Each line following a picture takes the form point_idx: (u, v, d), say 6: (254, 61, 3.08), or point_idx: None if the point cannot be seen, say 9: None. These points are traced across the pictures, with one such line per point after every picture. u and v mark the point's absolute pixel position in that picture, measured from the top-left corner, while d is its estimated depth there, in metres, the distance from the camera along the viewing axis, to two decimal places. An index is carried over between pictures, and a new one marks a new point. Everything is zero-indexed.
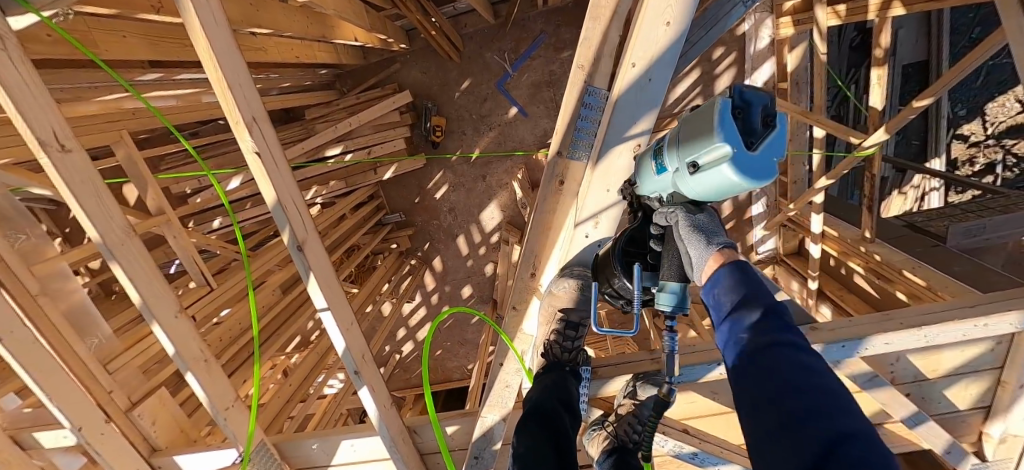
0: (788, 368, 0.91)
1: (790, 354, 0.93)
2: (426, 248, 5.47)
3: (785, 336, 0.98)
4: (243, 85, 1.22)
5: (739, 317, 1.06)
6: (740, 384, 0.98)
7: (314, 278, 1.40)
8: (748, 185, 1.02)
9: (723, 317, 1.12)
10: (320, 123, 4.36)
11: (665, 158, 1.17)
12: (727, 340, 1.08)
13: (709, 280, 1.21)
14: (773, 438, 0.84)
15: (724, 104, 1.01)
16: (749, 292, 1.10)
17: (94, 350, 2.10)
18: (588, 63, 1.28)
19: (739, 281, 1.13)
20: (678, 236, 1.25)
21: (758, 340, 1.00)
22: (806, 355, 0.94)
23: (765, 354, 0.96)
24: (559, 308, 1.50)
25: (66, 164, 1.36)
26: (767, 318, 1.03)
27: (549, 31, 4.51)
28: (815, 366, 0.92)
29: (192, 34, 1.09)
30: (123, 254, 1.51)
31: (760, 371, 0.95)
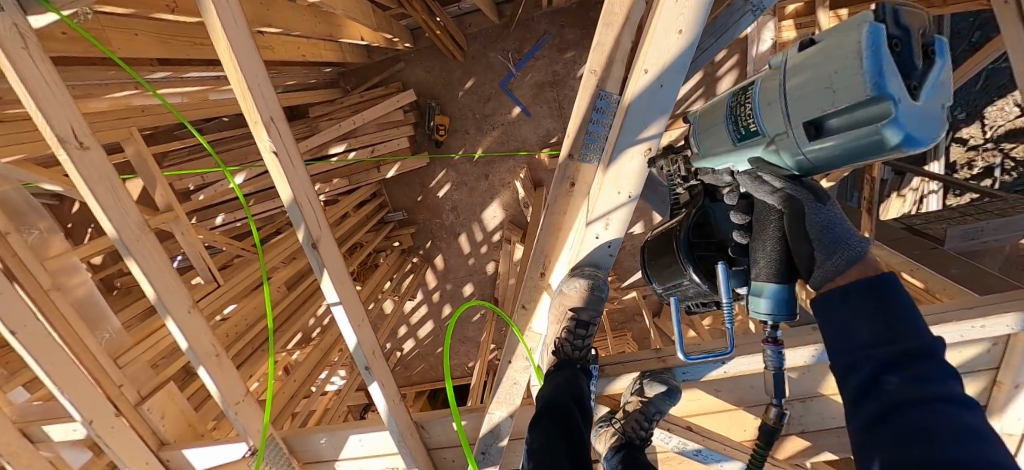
0: (953, 436, 0.78)
1: (949, 416, 0.80)
2: (428, 246, 5.50)
3: (946, 389, 0.83)
4: (261, 84, 1.24)
5: (880, 356, 0.89)
6: (877, 437, 0.85)
7: (326, 274, 1.42)
8: (896, 145, 0.86)
9: (851, 343, 0.94)
10: (325, 121, 4.40)
11: (771, 122, 1.03)
12: (857, 374, 0.91)
13: (830, 294, 1.01)
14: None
15: (878, 35, 0.79)
16: (887, 319, 0.92)
17: (104, 345, 2.12)
18: (600, 69, 1.32)
19: (874, 306, 0.93)
20: (801, 230, 1.07)
21: (910, 392, 0.84)
22: (966, 413, 0.80)
23: (921, 413, 0.82)
24: (570, 307, 1.48)
25: (84, 161, 1.39)
26: (919, 363, 0.86)
27: (552, 31, 4.53)
28: (977, 429, 0.79)
29: (214, 35, 1.12)
30: (138, 250, 1.53)
31: (912, 435, 0.81)
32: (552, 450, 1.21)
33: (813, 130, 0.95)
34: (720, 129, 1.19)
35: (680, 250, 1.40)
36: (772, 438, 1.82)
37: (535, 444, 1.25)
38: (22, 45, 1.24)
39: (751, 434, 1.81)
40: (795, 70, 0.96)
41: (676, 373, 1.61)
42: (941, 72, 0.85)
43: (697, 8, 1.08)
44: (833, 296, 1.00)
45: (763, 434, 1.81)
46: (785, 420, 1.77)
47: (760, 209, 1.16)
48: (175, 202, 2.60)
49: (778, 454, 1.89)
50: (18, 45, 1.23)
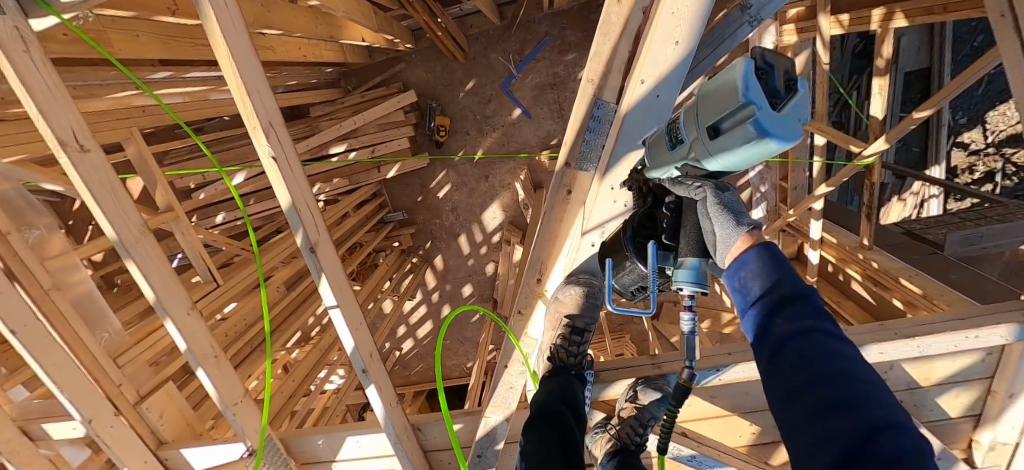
0: (827, 358, 0.95)
1: (825, 343, 0.98)
2: (428, 246, 5.51)
3: (817, 322, 1.01)
4: (259, 90, 1.25)
5: (770, 302, 1.08)
6: (772, 368, 1.02)
7: (325, 278, 1.43)
8: (771, 146, 0.95)
9: (750, 298, 1.13)
10: (326, 121, 4.42)
11: (686, 132, 1.11)
12: (755, 321, 1.10)
13: (736, 263, 1.20)
14: (810, 427, 0.89)
15: (747, 64, 0.93)
16: (779, 278, 1.11)
17: (104, 344, 2.13)
18: (597, 77, 1.32)
19: (771, 267, 1.13)
20: (705, 214, 1.15)
21: (793, 327, 1.02)
22: (834, 340, 0.98)
23: (801, 342, 0.99)
24: (565, 314, 1.54)
25: (85, 163, 1.40)
26: (798, 306, 1.05)
27: (554, 33, 4.54)
28: (843, 352, 0.97)
29: (213, 40, 1.13)
30: (137, 252, 1.54)
31: (797, 359, 0.98)
32: (547, 453, 1.22)
33: (711, 133, 1.03)
34: (655, 138, 1.25)
35: (625, 241, 1.38)
36: (766, 444, 1.82)
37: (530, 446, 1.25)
38: (23, 48, 1.24)
39: (746, 439, 1.82)
40: (702, 88, 1.07)
41: (671, 379, 1.63)
42: (804, 98, 0.97)
43: (694, 19, 1.09)
44: (737, 263, 1.19)
45: (757, 440, 1.81)
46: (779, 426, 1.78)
47: (686, 199, 1.23)
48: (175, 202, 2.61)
49: (772, 461, 1.89)
50: (19, 49, 1.23)
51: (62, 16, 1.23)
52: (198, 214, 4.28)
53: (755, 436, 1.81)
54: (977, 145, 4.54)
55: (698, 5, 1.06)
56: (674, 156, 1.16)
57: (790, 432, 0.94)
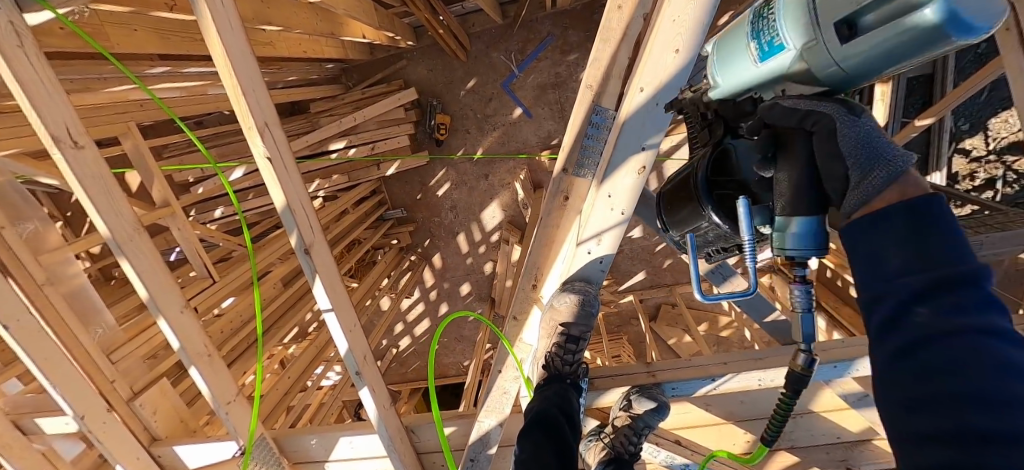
0: (986, 372, 0.68)
1: (991, 352, 0.69)
2: (427, 244, 5.49)
3: (988, 318, 0.72)
4: (257, 90, 1.24)
5: (911, 286, 0.78)
6: (898, 366, 0.78)
7: (319, 280, 1.42)
8: (941, 39, 0.85)
9: (876, 273, 0.85)
10: (325, 117, 4.40)
11: (795, 33, 1.00)
12: (883, 305, 0.82)
13: (856, 223, 0.90)
14: (944, 453, 0.67)
15: None
16: (919, 250, 0.80)
17: (98, 340, 2.12)
18: (597, 84, 1.34)
19: (907, 232, 0.82)
20: (832, 144, 0.94)
21: (948, 322, 0.73)
22: (1013, 348, 0.70)
23: (956, 342, 0.72)
24: (560, 323, 1.49)
25: (78, 160, 1.38)
26: (956, 297, 0.74)
27: (556, 33, 4.51)
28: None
29: (209, 39, 1.11)
30: (132, 250, 1.53)
31: (944, 364, 0.72)
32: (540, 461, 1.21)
33: (847, 30, 0.94)
34: (735, 49, 1.16)
35: (699, 190, 1.28)
36: (761, 453, 1.81)
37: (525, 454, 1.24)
38: (17, 43, 1.23)
39: (740, 447, 1.81)
40: None
41: (666, 388, 1.62)
42: None
43: (693, 27, 1.08)
44: (857, 226, 0.90)
45: (752, 448, 1.81)
46: None
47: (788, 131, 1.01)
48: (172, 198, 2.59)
49: None
50: (12, 43, 1.22)
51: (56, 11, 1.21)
52: (196, 208, 4.27)
53: (750, 444, 1.80)
54: (980, 151, 4.51)
55: (699, 12, 1.05)
56: (767, 67, 1.10)
57: (911, 449, 0.73)
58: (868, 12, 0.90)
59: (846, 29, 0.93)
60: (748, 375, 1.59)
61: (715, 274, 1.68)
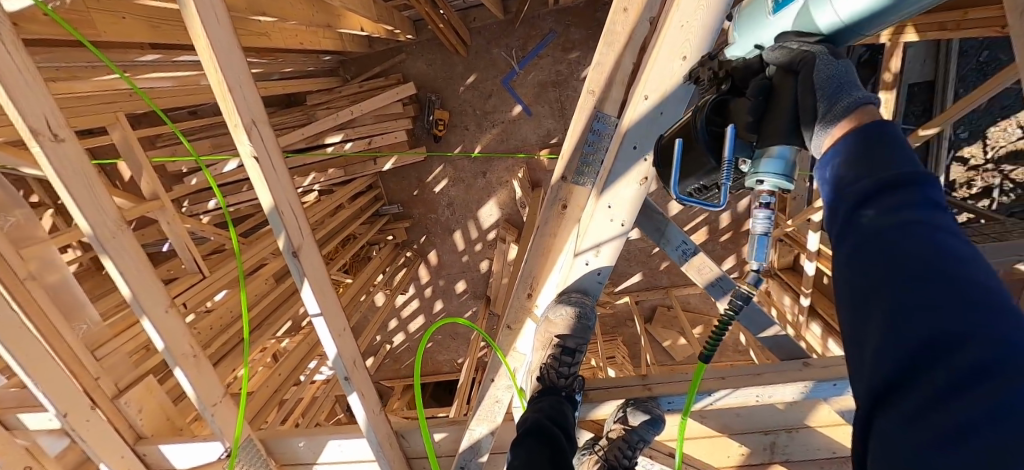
0: (925, 264, 0.64)
1: (931, 244, 0.65)
2: (422, 241, 5.44)
3: (928, 212, 0.69)
4: (245, 87, 1.19)
5: (886, 201, 0.72)
6: (851, 281, 0.72)
7: (308, 284, 1.37)
8: None
9: (843, 186, 0.79)
10: (322, 110, 4.36)
11: None
12: (836, 218, 0.79)
13: (824, 159, 0.86)
14: (888, 361, 0.61)
15: None
16: (868, 155, 0.78)
17: (81, 336, 2.05)
18: (598, 90, 1.31)
19: (862, 140, 0.80)
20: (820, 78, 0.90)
21: (911, 224, 0.68)
22: (954, 239, 0.66)
23: (913, 240, 0.66)
24: (555, 334, 1.44)
25: (58, 154, 1.33)
26: (919, 200, 0.71)
27: (558, 30, 4.45)
28: (968, 257, 0.63)
29: (194, 34, 1.06)
30: (114, 248, 1.48)
31: (892, 266, 0.67)
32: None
33: None
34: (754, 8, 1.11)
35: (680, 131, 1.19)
36: (755, 466, 1.79)
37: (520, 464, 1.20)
38: None
39: (734, 460, 1.78)
40: None
41: (661, 402, 1.60)
42: None
43: (701, 36, 1.08)
44: (820, 145, 0.87)
45: (747, 461, 1.78)
46: (769, 448, 1.75)
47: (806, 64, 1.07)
48: (161, 190, 2.52)
49: None
50: None
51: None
52: (188, 199, 4.22)
53: (744, 457, 1.78)
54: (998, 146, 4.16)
55: (707, 19, 1.06)
56: (778, 26, 1.05)
57: (861, 365, 0.66)
58: None
59: None
60: (744, 390, 1.56)
61: (714, 287, 1.63)
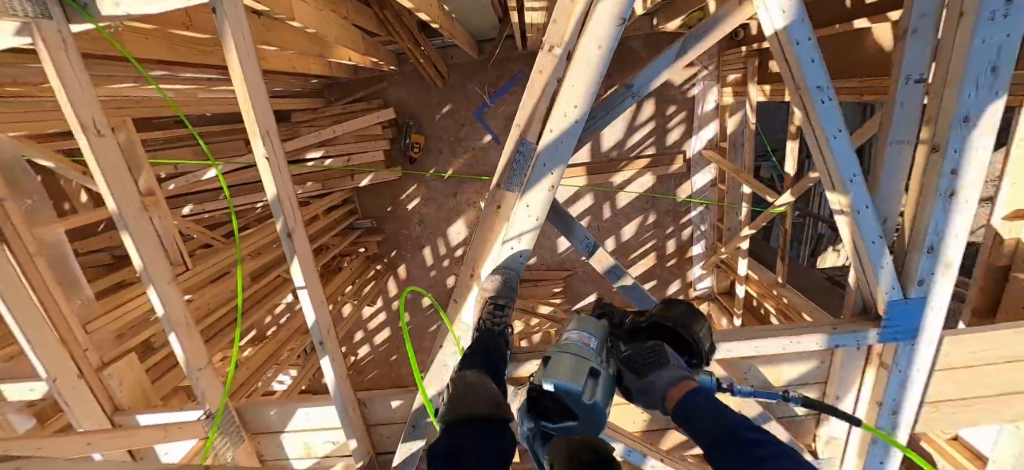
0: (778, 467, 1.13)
1: (764, 457, 1.15)
2: (393, 255, 5.76)
3: (747, 438, 1.21)
4: (261, 104, 1.57)
5: (722, 433, 1.23)
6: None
7: (297, 261, 1.72)
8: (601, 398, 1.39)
9: (717, 444, 1.22)
10: (305, 127, 4.75)
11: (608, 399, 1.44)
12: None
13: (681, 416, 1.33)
14: None
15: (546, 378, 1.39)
16: (703, 426, 1.27)
17: (76, 311, 2.29)
18: (522, 124, 1.51)
19: (694, 416, 1.30)
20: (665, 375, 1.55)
21: (757, 441, 1.21)
22: (762, 436, 1.23)
23: (762, 450, 1.18)
24: (488, 295, 1.72)
25: (99, 145, 1.66)
26: (751, 432, 1.24)
27: (527, 71, 5.02)
28: (774, 442, 1.21)
29: (229, 61, 1.47)
30: (133, 226, 1.78)
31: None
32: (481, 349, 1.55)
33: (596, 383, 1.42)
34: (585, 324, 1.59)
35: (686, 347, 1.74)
36: (657, 431, 2.20)
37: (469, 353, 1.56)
38: (63, 48, 1.57)
39: (639, 425, 2.18)
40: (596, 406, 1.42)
41: None
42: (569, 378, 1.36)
43: (586, 90, 1.40)
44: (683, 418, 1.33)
45: (649, 425, 2.18)
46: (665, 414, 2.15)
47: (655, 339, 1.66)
48: (156, 188, 2.79)
49: (664, 446, 2.29)
50: (59, 48, 1.55)
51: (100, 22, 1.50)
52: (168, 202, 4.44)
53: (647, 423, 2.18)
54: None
55: (590, 78, 1.37)
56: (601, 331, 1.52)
57: None
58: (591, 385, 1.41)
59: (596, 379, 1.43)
60: None
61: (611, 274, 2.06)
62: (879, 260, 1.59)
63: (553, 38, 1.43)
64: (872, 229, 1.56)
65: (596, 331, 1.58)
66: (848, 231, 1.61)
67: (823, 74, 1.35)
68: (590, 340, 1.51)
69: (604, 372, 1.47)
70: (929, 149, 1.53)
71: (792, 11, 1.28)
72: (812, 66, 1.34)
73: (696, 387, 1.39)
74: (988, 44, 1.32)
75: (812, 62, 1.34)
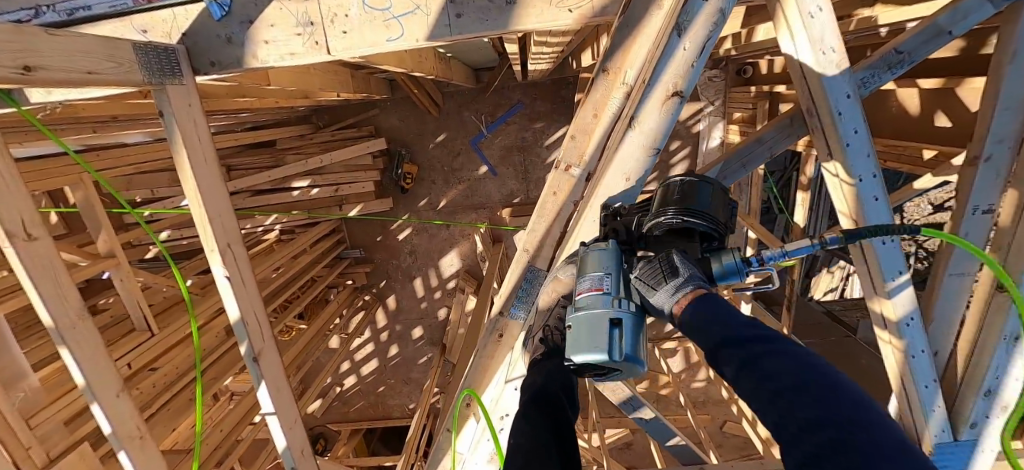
0: (800, 372, 0.79)
1: (793, 358, 0.82)
2: (382, 285, 5.48)
3: (780, 343, 0.87)
4: (223, 216, 1.33)
5: (750, 334, 0.90)
6: (765, 399, 0.79)
7: (264, 386, 1.48)
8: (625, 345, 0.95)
9: (719, 346, 0.90)
10: (292, 155, 4.49)
11: (639, 324, 1.02)
12: (730, 355, 0.88)
13: (697, 306, 0.98)
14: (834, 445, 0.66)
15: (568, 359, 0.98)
16: (717, 312, 0.95)
17: (17, 404, 2.00)
18: (531, 248, 1.28)
19: (711, 307, 0.97)
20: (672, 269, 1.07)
21: (756, 340, 0.89)
22: (777, 337, 0.89)
23: (777, 356, 0.83)
24: (562, 294, 1.17)
25: (29, 252, 1.40)
26: (747, 330, 0.91)
27: (525, 101, 4.80)
28: (775, 337, 0.89)
29: (182, 173, 1.22)
30: (73, 338, 1.53)
31: (782, 378, 0.79)
32: (537, 446, 0.93)
33: (619, 322, 0.97)
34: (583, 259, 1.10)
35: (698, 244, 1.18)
36: None
37: (516, 461, 0.90)
38: None
39: None
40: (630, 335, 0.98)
41: None
42: (586, 351, 0.94)
43: (612, 224, 1.18)
44: (699, 309, 0.98)
45: None
46: None
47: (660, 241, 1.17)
48: (118, 248, 2.54)
49: None
50: None
51: (18, 109, 1.24)
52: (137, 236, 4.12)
53: None
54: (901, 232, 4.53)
55: (616, 217, 1.17)
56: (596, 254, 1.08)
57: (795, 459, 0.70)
58: (617, 331, 0.96)
59: (615, 321, 0.97)
60: None
61: (626, 405, 1.57)
62: (929, 403, 1.44)
63: (570, 157, 1.19)
64: (926, 373, 1.41)
65: (613, 262, 1.06)
66: (897, 371, 1.45)
67: (887, 215, 1.17)
68: (605, 284, 1.00)
69: (630, 317, 0.99)
70: (992, 287, 1.34)
71: (857, 147, 1.11)
72: (874, 204, 1.16)
73: (711, 296, 0.99)
74: None
75: (875, 200, 1.16)
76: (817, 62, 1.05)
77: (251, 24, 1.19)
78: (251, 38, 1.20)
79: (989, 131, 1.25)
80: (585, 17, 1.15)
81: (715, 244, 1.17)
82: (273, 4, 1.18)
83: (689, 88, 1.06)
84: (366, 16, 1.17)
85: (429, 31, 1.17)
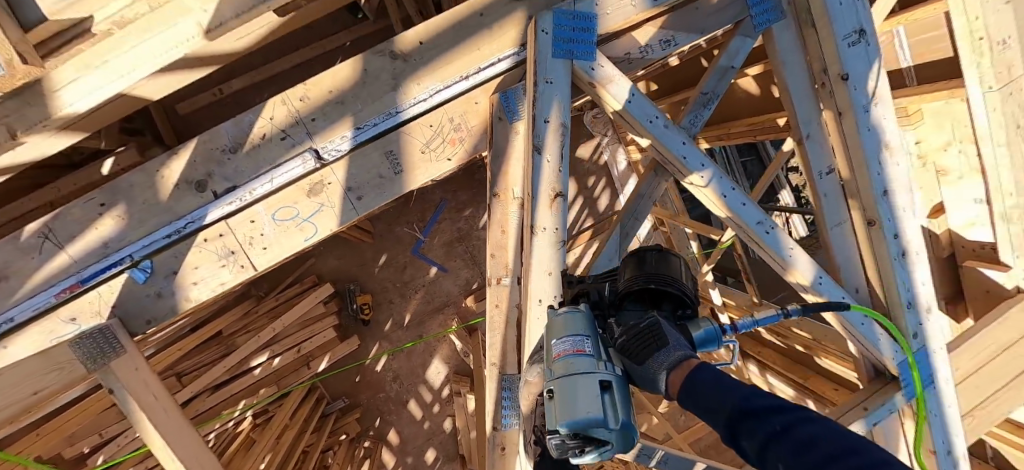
0: (832, 441, 0.64)
1: (820, 427, 0.68)
2: (378, 424, 5.20)
3: (799, 410, 0.73)
4: (198, 457, 1.30)
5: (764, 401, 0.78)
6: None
7: None
8: (612, 416, 0.90)
9: (733, 417, 0.79)
10: (241, 336, 4.41)
11: (623, 399, 0.96)
12: (751, 434, 0.74)
13: (693, 379, 0.89)
14: None
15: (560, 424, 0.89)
16: (723, 385, 0.84)
17: None
18: (498, 359, 1.39)
19: (716, 380, 0.87)
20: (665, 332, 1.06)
21: (772, 408, 0.75)
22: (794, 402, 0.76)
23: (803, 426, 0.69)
24: (537, 396, 1.23)
25: None
26: (762, 397, 0.79)
27: (448, 197, 5.00)
28: (798, 404, 0.76)
29: (144, 436, 1.20)
30: None
31: (814, 450, 0.64)
32: None
33: (605, 385, 0.94)
34: (561, 323, 1.08)
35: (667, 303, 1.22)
36: None
37: None
38: None
39: None
40: (616, 405, 0.93)
41: None
42: (580, 415, 0.88)
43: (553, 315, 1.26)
44: (696, 383, 0.89)
45: None
46: None
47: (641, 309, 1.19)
48: None
49: None
50: None
51: None
52: None
53: None
54: None
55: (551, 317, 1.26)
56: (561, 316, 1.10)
57: None
58: (607, 394, 0.93)
59: (603, 384, 0.94)
60: None
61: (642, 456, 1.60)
62: (873, 335, 1.63)
63: (497, 271, 1.36)
64: (854, 312, 1.62)
65: (587, 327, 1.07)
66: (834, 320, 1.65)
67: (757, 212, 1.43)
68: (585, 347, 1.00)
69: (617, 378, 0.97)
70: (866, 224, 1.61)
71: (709, 175, 1.36)
72: (744, 208, 1.41)
73: (704, 363, 0.93)
74: (872, 132, 1.48)
75: (743, 205, 1.41)
76: (649, 129, 1.31)
77: (176, 273, 1.29)
78: (179, 284, 1.29)
79: (799, 119, 1.58)
80: (462, 159, 1.38)
81: (689, 312, 1.15)
82: (193, 249, 1.29)
83: (566, 187, 1.26)
84: (278, 227, 1.31)
85: (338, 219, 1.33)
